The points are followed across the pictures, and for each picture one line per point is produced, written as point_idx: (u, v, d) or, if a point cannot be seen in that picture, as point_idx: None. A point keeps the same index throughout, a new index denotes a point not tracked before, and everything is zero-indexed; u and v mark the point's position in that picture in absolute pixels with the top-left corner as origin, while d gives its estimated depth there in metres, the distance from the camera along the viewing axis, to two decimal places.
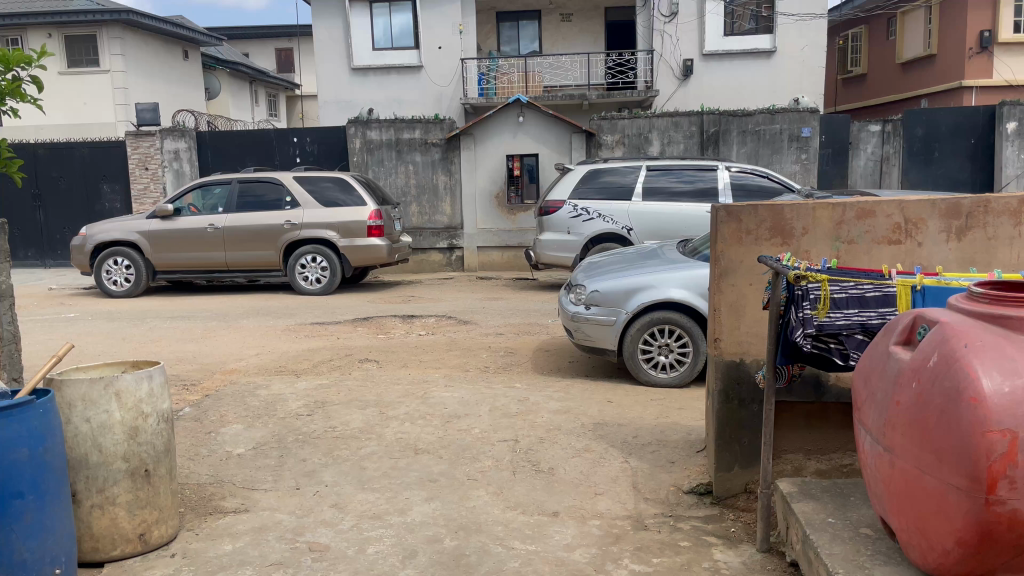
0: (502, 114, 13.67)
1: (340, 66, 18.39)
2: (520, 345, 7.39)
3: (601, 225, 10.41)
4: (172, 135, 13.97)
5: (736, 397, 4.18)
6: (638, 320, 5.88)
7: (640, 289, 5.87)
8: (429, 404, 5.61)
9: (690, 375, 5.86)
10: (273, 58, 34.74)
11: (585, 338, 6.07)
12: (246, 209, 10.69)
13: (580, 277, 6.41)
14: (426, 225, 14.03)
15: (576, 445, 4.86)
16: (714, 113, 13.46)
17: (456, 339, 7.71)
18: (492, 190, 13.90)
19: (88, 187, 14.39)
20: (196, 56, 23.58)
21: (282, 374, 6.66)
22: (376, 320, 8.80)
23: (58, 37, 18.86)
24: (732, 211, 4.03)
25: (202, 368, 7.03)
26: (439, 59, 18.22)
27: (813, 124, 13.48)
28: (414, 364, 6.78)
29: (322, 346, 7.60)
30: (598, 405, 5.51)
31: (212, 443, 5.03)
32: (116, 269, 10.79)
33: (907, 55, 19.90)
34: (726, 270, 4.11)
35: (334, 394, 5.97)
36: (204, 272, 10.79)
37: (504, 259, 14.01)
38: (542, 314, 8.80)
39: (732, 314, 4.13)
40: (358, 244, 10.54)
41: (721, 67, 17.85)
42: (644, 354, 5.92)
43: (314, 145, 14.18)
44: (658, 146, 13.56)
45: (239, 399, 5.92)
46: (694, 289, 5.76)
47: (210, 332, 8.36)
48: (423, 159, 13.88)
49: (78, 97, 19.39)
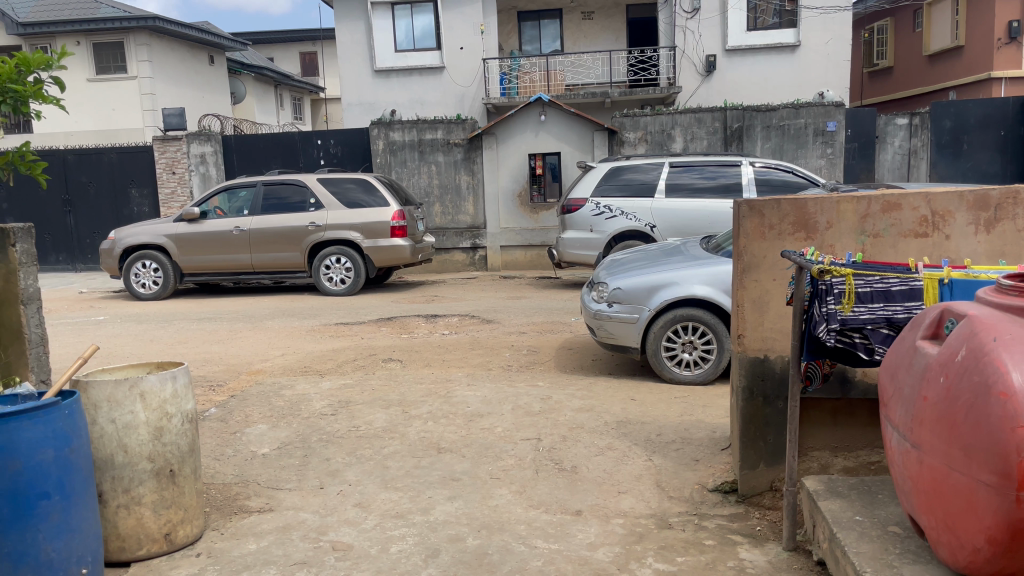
0: (523, 113, 13.67)
1: (363, 68, 18.49)
2: (543, 343, 7.37)
3: (624, 222, 10.34)
4: (198, 139, 14.13)
5: (761, 393, 4.12)
6: (661, 318, 5.83)
7: (663, 285, 5.82)
8: (452, 403, 5.61)
9: (715, 372, 5.80)
10: (297, 61, 35.06)
11: (608, 337, 6.03)
12: (270, 211, 10.79)
13: (603, 274, 6.37)
14: (449, 225, 14.07)
15: (600, 444, 4.83)
16: (738, 109, 13.33)
17: (479, 338, 7.71)
18: (515, 190, 13.91)
19: (117, 192, 14.61)
20: (221, 61, 23.87)
21: (306, 375, 6.70)
22: (399, 319, 8.83)
23: (86, 45, 19.20)
24: (754, 205, 3.98)
25: (228, 369, 7.10)
26: (461, 59, 18.25)
27: (838, 118, 13.28)
28: (437, 364, 6.79)
29: (346, 347, 7.64)
30: (622, 403, 5.47)
31: (237, 443, 5.07)
32: (144, 272, 10.93)
33: (934, 47, 19.55)
34: (749, 266, 4.05)
35: (358, 393, 5.99)
36: (231, 274, 10.90)
37: (527, 258, 13.99)
38: (565, 313, 8.78)
39: (756, 310, 4.08)
40: (381, 245, 10.58)
41: (745, 62, 17.69)
42: (667, 351, 5.87)
43: (338, 147, 14.26)
44: (681, 143, 13.45)
45: (264, 399, 5.96)
46: (718, 286, 5.71)
47: (235, 334, 8.43)
48: (446, 159, 13.88)
49: (106, 104, 19.71)
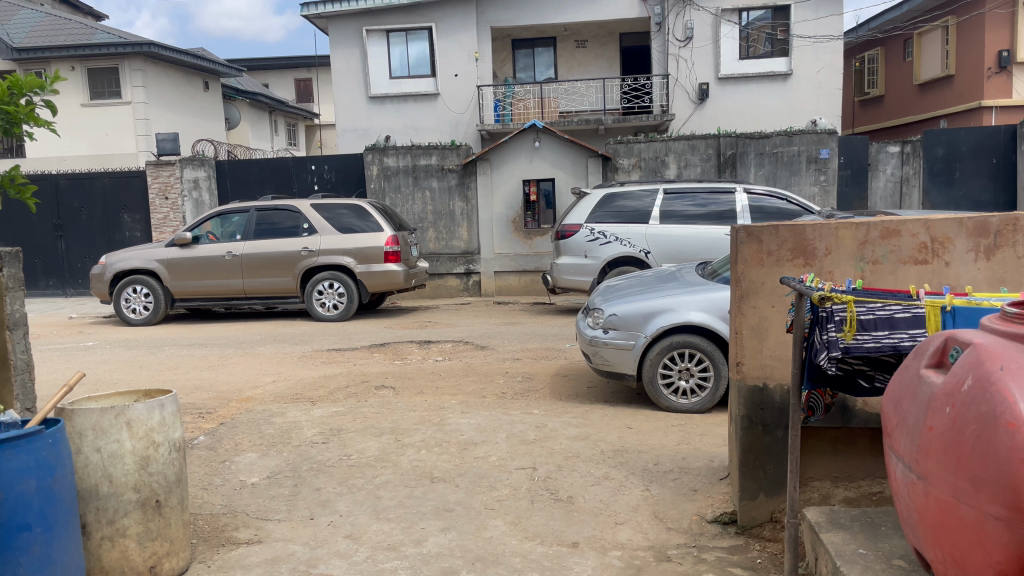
0: (517, 139, 13.72)
1: (358, 94, 18.53)
2: (538, 370, 7.28)
3: (618, 248, 10.32)
4: (192, 164, 14.07)
5: (760, 422, 4.07)
6: (658, 345, 5.78)
7: (659, 311, 5.77)
8: (446, 431, 5.52)
9: (712, 400, 5.73)
10: (292, 88, 35.19)
11: (603, 363, 5.96)
12: (263, 236, 10.73)
13: (598, 300, 6.32)
14: (443, 251, 14.01)
15: (596, 473, 4.75)
16: (731, 136, 13.39)
17: (473, 365, 7.63)
18: (509, 216, 13.90)
19: (109, 216, 14.53)
20: (217, 87, 23.93)
21: (298, 402, 6.60)
22: (393, 346, 8.74)
23: (80, 71, 19.25)
24: (752, 231, 3.96)
25: (218, 397, 6.99)
26: (455, 86, 18.34)
27: (831, 146, 13.35)
28: (431, 391, 6.70)
29: (338, 373, 7.54)
30: (618, 431, 5.39)
31: (226, 472, 4.96)
32: (135, 297, 10.82)
33: (925, 76, 19.76)
34: (748, 292, 4.00)
35: (349, 421, 5.89)
36: (222, 300, 10.80)
37: (521, 284, 13.95)
38: (560, 339, 8.71)
39: (755, 338, 4.03)
40: (375, 270, 10.52)
41: (737, 90, 17.82)
42: (664, 378, 5.80)
43: (332, 173, 14.25)
44: (674, 169, 13.48)
45: (254, 427, 5.86)
46: (714, 311, 5.67)
47: (226, 360, 8.32)
48: (440, 185, 13.88)
49: (100, 129, 19.70)
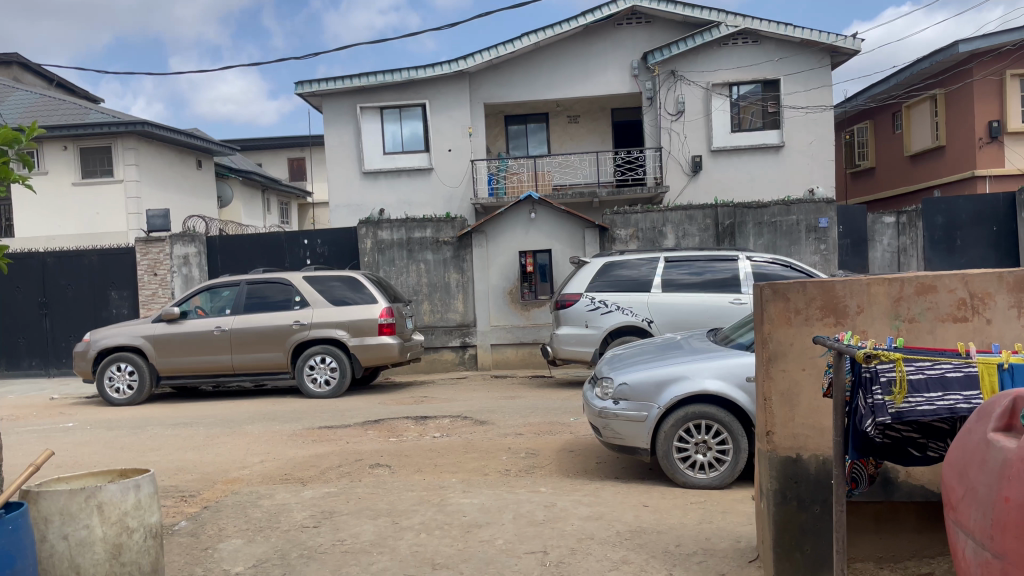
0: (513, 211, 13.65)
1: (352, 170, 18.56)
2: (542, 445, 6.90)
3: (620, 317, 10.07)
4: (182, 240, 13.94)
5: (795, 497, 3.73)
6: (672, 415, 5.44)
7: (673, 380, 5.46)
8: (448, 512, 5.12)
9: (732, 475, 5.39)
10: (285, 167, 35.53)
11: (614, 436, 5.60)
12: (253, 310, 10.44)
13: (606, 369, 6.01)
14: (438, 323, 13.70)
15: (613, 556, 4.35)
16: (728, 206, 13.35)
17: (473, 440, 7.24)
18: (505, 288, 13.68)
19: (96, 294, 14.25)
20: (210, 166, 24.03)
21: (287, 483, 6.18)
22: (388, 422, 8.35)
23: (74, 150, 19.33)
24: (778, 288, 3.71)
25: (202, 479, 6.56)
26: (449, 161, 18.41)
27: (830, 214, 13.30)
28: (430, 469, 6.30)
29: (330, 451, 7.13)
30: (633, 510, 5.00)
31: (208, 561, 4.52)
32: (119, 375, 10.43)
33: (915, 147, 20.03)
34: (775, 355, 3.73)
35: (343, 502, 5.48)
36: (210, 376, 10.41)
37: (519, 356, 13.59)
38: (563, 412, 8.34)
39: (785, 404, 3.73)
40: (369, 343, 10.20)
41: (730, 163, 17.95)
42: (679, 452, 5.44)
43: (325, 247, 14.07)
44: (672, 239, 13.37)
45: (240, 510, 5.44)
46: (730, 379, 5.38)
47: (212, 439, 7.90)
48: (435, 257, 13.70)
49: (91, 207, 19.61)
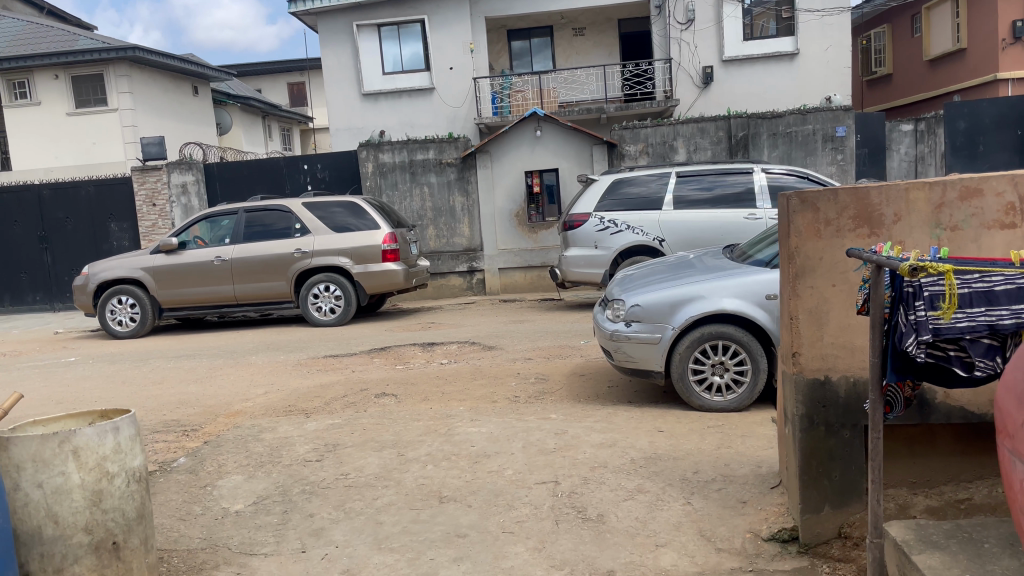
0: (518, 129, 13.14)
1: (350, 92, 17.94)
2: (552, 370, 6.69)
3: (630, 237, 9.72)
4: (179, 168, 13.55)
5: (823, 422, 3.48)
6: (688, 336, 5.17)
7: (688, 300, 5.17)
8: (454, 442, 4.93)
9: (751, 397, 5.15)
10: (285, 92, 34.71)
11: (627, 359, 5.33)
12: (253, 239, 10.15)
13: (616, 291, 5.72)
14: (444, 249, 13.41)
15: (628, 486, 4.15)
16: (742, 117, 12.77)
17: (481, 367, 7.03)
18: (512, 210, 13.31)
19: (95, 226, 13.98)
20: (207, 92, 23.37)
21: (290, 415, 6.01)
22: (394, 349, 8.15)
23: (65, 78, 18.78)
24: (806, 197, 3.39)
25: (204, 413, 6.41)
26: (451, 80, 17.75)
27: (847, 123, 12.74)
28: (436, 397, 6.09)
29: (335, 381, 6.95)
30: (647, 436, 4.78)
31: (207, 499, 4.36)
32: (121, 308, 10.24)
33: (934, 51, 19.17)
34: (803, 270, 3.44)
35: (346, 434, 5.30)
36: (213, 308, 10.21)
37: (527, 280, 13.35)
38: (573, 335, 8.10)
39: (813, 322, 3.45)
40: (373, 270, 9.93)
41: (742, 73, 17.25)
42: (695, 374, 5.19)
43: (325, 172, 13.66)
44: (684, 153, 12.88)
45: (241, 445, 5.27)
46: (749, 298, 5.09)
47: (215, 371, 7.74)
48: (438, 180, 13.30)
49: (86, 138, 19.15)
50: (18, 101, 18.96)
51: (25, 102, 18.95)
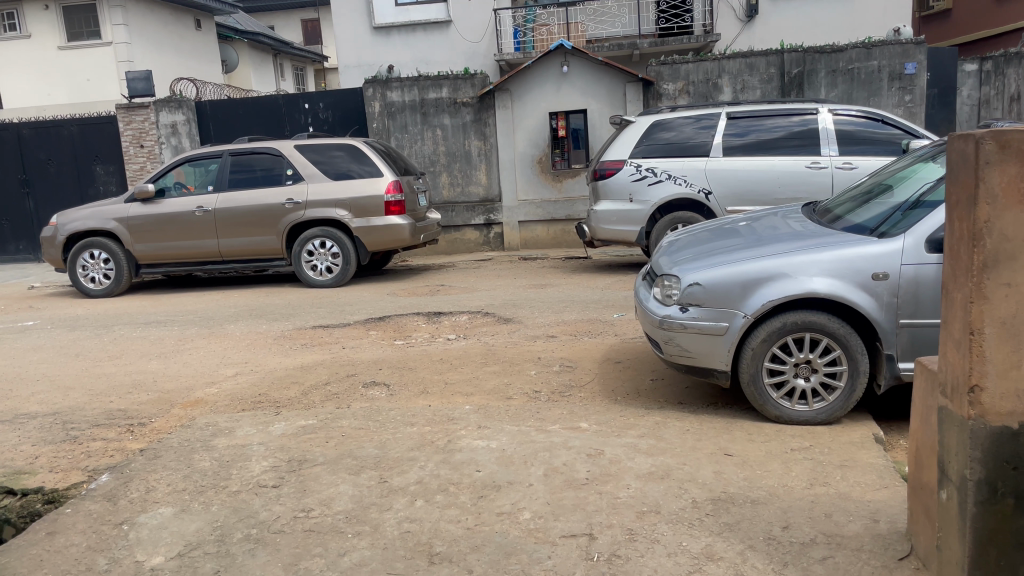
0: (543, 63, 11.75)
1: (360, 25, 16.43)
2: (581, 354, 5.47)
3: (672, 188, 8.39)
4: (168, 106, 12.26)
5: (1011, 491, 2.26)
6: (764, 327, 3.91)
7: (766, 279, 3.89)
8: (453, 464, 3.74)
9: (845, 407, 3.91)
10: (299, 30, 33.21)
11: (681, 354, 4.09)
12: (239, 186, 8.94)
13: (666, 263, 4.45)
14: (459, 199, 12.15)
15: (693, 549, 2.94)
16: (798, 51, 11.23)
17: (495, 347, 5.83)
18: (534, 155, 11.99)
19: (79, 169, 12.80)
20: (210, 26, 21.92)
21: (256, 410, 4.87)
22: (394, 320, 6.97)
23: (55, 9, 17.44)
24: (1008, 142, 2.13)
25: (158, 402, 5.29)
26: (470, 12, 16.20)
27: (918, 59, 11.16)
28: (437, 390, 4.90)
29: (318, 361, 5.80)
30: (711, 463, 3.56)
31: (118, 546, 3.25)
32: (93, 264, 9.14)
33: None
34: (993, 259, 2.18)
35: (317, 444, 4.14)
36: (197, 264, 9.07)
37: (550, 235, 12.10)
38: (604, 306, 6.87)
39: (1008, 341, 2.20)
40: (375, 224, 8.71)
41: (790, 6, 15.60)
42: (773, 376, 3.94)
43: (328, 111, 12.33)
44: (729, 93, 11.42)
45: (184, 456, 4.14)
46: (848, 276, 3.80)
47: (185, 344, 6.62)
48: (453, 121, 11.96)
49: (80, 73, 17.88)
50: (7, 33, 17.70)
51: (14, 35, 17.67)
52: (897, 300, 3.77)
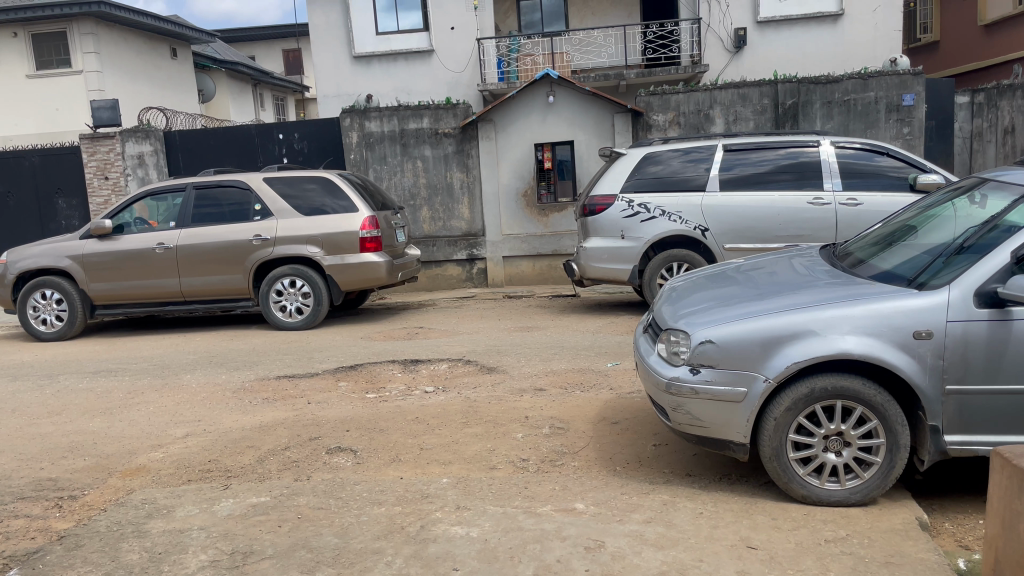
0: (528, 93, 11.33)
1: (340, 54, 16.00)
2: (573, 412, 4.91)
3: (666, 225, 7.91)
4: (135, 136, 11.69)
5: None
6: (787, 392, 3.37)
7: (790, 337, 3.36)
8: (425, 560, 3.13)
9: (883, 486, 3.37)
10: (280, 60, 32.87)
11: (691, 423, 3.54)
12: (204, 222, 8.36)
13: (670, 315, 3.93)
14: (440, 233, 11.63)
15: None
16: (791, 81, 10.89)
17: (478, 402, 5.26)
18: (519, 188, 11.51)
19: (41, 202, 12.18)
20: (187, 55, 21.45)
21: (203, 483, 4.24)
22: (367, 368, 6.39)
23: (24, 37, 16.91)
24: None
25: (94, 470, 4.65)
26: (453, 41, 15.82)
27: (916, 90, 10.82)
28: (410, 458, 4.31)
29: (279, 420, 5.18)
30: (733, 561, 2.98)
31: None
32: (44, 305, 8.48)
33: (991, 16, 17.05)
34: None
35: (267, 529, 3.53)
36: (157, 305, 8.45)
37: (536, 271, 11.58)
38: (597, 354, 6.32)
39: None
40: (349, 262, 8.15)
41: (779, 37, 15.33)
42: (799, 449, 3.40)
43: (304, 142, 11.82)
44: (721, 124, 11.02)
45: (110, 545, 3.51)
46: (885, 334, 3.28)
47: (136, 397, 5.99)
48: (434, 153, 11.48)
49: (49, 103, 17.34)
50: None
51: None
52: (943, 363, 3.26)
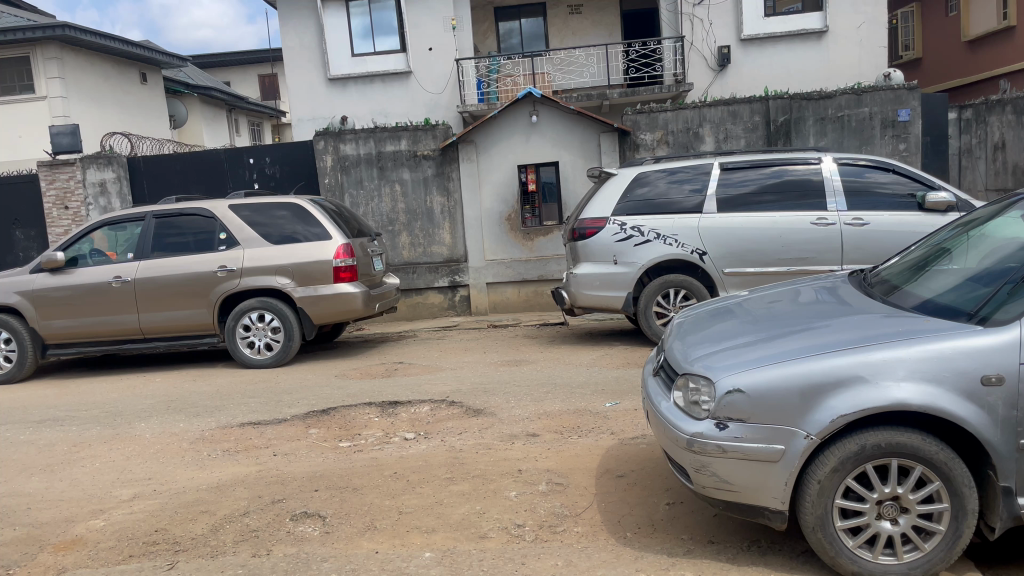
0: (510, 113, 10.87)
1: (314, 76, 15.51)
2: (572, 462, 4.36)
3: (662, 249, 7.43)
4: (97, 163, 11.07)
5: None
6: (833, 449, 2.85)
7: (836, 384, 2.84)
8: None
9: (948, 558, 2.84)
10: (256, 85, 32.36)
11: (717, 486, 3.01)
12: (165, 252, 7.77)
13: (683, 356, 3.40)
14: (420, 260, 11.09)
15: None
16: (783, 98, 10.52)
17: (464, 452, 4.69)
18: (502, 212, 11.02)
19: None
20: (157, 79, 20.87)
21: (145, 560, 3.64)
22: (341, 412, 5.80)
23: None
24: None
25: (22, 543, 4.00)
26: (431, 62, 15.39)
27: (912, 105, 10.47)
28: (388, 525, 3.73)
29: (240, 478, 4.58)
30: None
31: None
32: None
33: (975, 32, 16.90)
34: None
35: None
36: (114, 343, 7.82)
37: (520, 297, 11.07)
38: (593, 392, 5.78)
39: None
40: (322, 294, 7.57)
41: (764, 54, 15.05)
42: (849, 516, 2.87)
43: (275, 166, 11.28)
44: (711, 143, 10.63)
45: None
46: (948, 379, 2.77)
47: (82, 451, 5.35)
48: (413, 176, 10.96)
49: (11, 130, 16.69)
50: None
51: None
52: (1017, 414, 2.76)
